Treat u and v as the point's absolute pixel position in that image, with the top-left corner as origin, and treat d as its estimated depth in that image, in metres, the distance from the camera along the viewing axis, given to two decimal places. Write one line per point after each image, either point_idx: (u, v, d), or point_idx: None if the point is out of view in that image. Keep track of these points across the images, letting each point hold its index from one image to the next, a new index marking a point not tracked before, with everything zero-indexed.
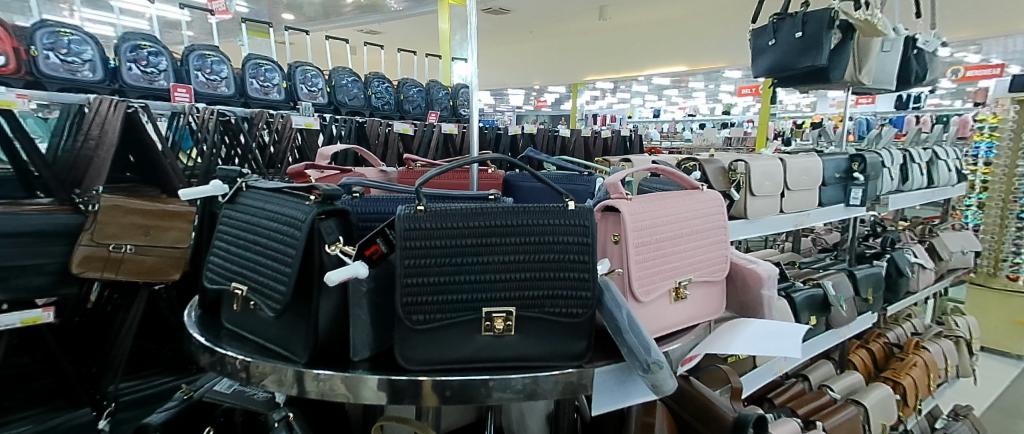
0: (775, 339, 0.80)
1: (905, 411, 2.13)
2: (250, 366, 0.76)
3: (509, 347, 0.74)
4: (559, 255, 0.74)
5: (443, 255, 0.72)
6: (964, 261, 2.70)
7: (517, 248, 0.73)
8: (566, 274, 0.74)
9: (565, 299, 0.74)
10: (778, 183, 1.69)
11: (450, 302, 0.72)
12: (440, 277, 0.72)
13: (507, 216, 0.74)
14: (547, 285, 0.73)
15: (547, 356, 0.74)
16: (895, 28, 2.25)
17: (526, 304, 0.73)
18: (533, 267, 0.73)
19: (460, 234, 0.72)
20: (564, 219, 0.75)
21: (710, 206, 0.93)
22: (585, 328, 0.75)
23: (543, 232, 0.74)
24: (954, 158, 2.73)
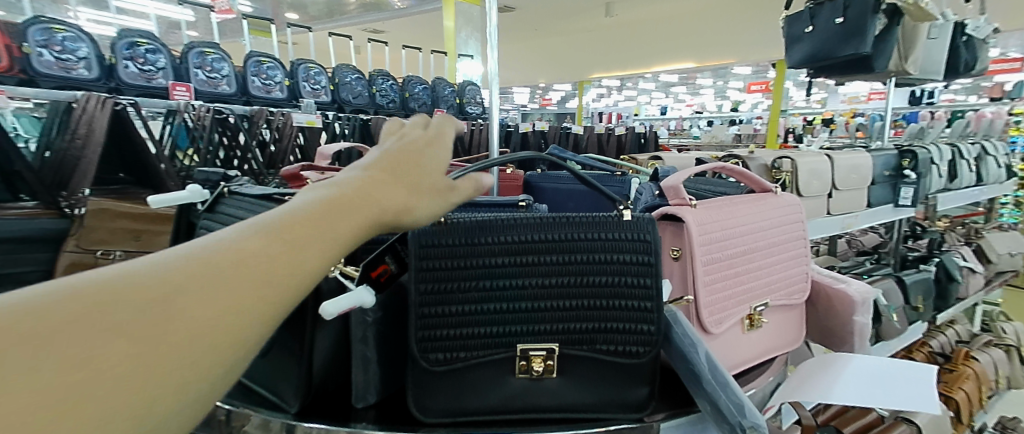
0: (893, 384, 0.62)
1: (960, 428, 1.95)
2: (229, 412, 0.59)
3: (550, 394, 0.58)
4: (615, 279, 0.58)
5: (470, 278, 0.56)
6: (1011, 264, 2.55)
7: (560, 271, 0.57)
8: (623, 304, 0.58)
9: (622, 333, 0.58)
10: (826, 182, 1.53)
11: (477, 338, 0.57)
12: (464, 307, 0.56)
13: (548, 228, 0.59)
14: (599, 317, 0.58)
15: (597, 404, 0.59)
16: (943, 14, 2.12)
17: (572, 340, 0.58)
18: (581, 294, 0.58)
19: (490, 251, 0.57)
20: (620, 233, 0.59)
21: (781, 215, 0.79)
22: (646, 371, 0.59)
23: (594, 249, 0.58)
24: (1002, 154, 2.59)
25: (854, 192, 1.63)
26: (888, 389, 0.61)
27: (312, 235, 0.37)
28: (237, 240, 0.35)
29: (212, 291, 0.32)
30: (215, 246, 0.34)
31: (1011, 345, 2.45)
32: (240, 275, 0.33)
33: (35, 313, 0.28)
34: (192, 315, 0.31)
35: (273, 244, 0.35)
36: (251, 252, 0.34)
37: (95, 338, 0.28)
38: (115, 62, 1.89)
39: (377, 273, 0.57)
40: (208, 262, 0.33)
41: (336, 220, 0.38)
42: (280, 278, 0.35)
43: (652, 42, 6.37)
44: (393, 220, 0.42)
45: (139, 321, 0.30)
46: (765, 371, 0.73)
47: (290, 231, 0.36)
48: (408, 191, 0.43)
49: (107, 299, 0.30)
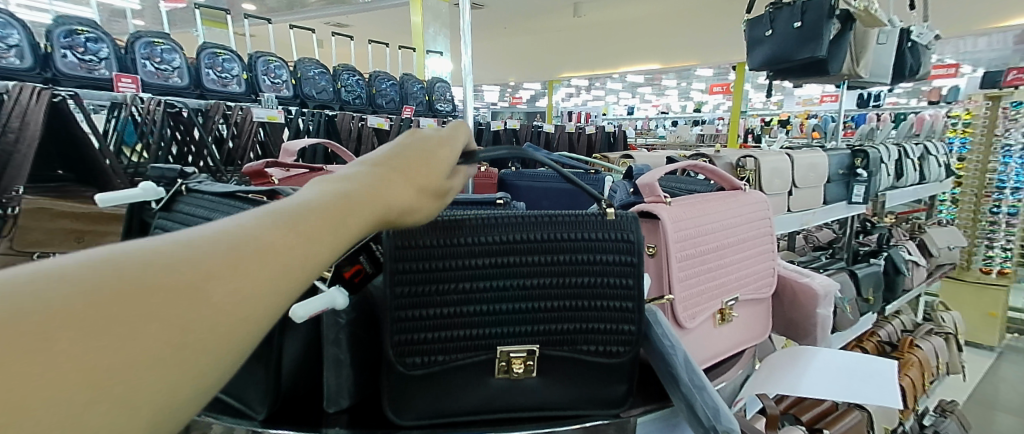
0: (861, 380, 0.64)
1: (905, 412, 2.06)
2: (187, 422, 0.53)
3: (530, 394, 0.57)
4: (598, 280, 0.57)
5: (447, 279, 0.54)
6: (950, 257, 2.72)
7: (544, 272, 0.56)
8: (605, 304, 0.58)
9: (604, 333, 0.58)
10: (786, 180, 1.58)
11: (455, 341, 0.55)
12: (442, 308, 0.54)
13: (529, 227, 0.57)
14: (581, 317, 0.57)
15: (577, 402, 0.59)
16: (891, 20, 2.22)
17: (553, 341, 0.57)
18: (564, 295, 0.57)
19: (470, 252, 0.55)
20: (603, 234, 0.59)
21: (748, 211, 0.81)
22: (626, 371, 0.59)
23: (577, 249, 0.57)
24: (943, 154, 2.76)
25: (812, 190, 1.70)
26: (856, 385, 0.63)
27: (336, 231, 0.34)
28: (271, 229, 0.31)
29: (245, 276, 0.29)
30: (236, 230, 0.30)
31: (950, 333, 2.60)
32: (268, 275, 0.30)
33: (39, 302, 0.23)
34: (222, 303, 0.28)
35: (301, 239, 0.32)
36: (282, 247, 0.31)
37: (108, 338, 0.24)
38: (51, 51, 1.77)
39: (353, 274, 0.54)
40: (231, 250, 0.29)
41: (356, 217, 0.36)
42: (307, 277, 0.32)
43: (617, 42, 6.46)
44: (394, 219, 0.40)
45: (156, 319, 0.25)
46: (733, 363, 0.75)
47: (314, 226, 0.33)
48: (417, 191, 0.42)
49: (132, 288, 0.25)
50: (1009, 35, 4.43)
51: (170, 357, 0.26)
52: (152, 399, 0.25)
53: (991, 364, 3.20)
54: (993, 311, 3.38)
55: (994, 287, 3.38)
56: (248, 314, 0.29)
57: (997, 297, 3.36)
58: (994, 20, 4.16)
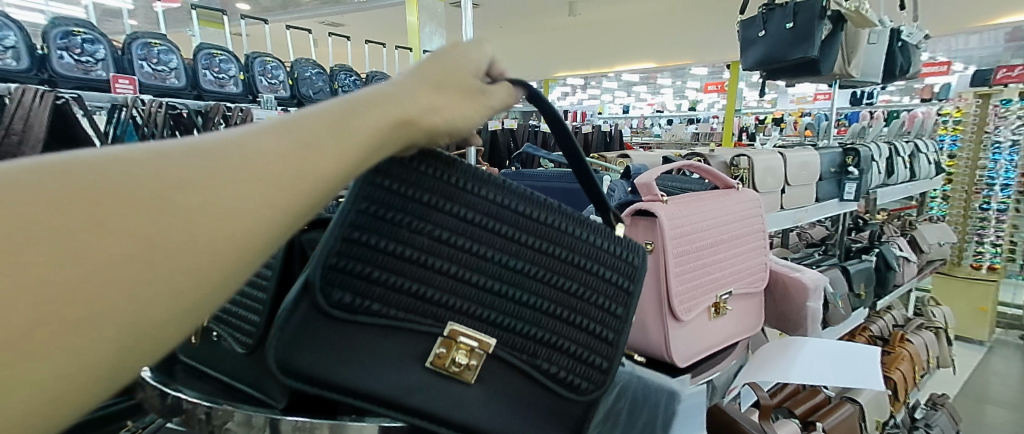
0: (845, 366, 0.68)
1: (897, 405, 2.10)
2: (210, 410, 0.55)
3: (458, 403, 0.47)
4: (585, 297, 0.54)
5: (433, 227, 0.47)
6: (940, 253, 2.77)
7: (534, 264, 0.51)
8: (585, 320, 0.54)
9: (570, 357, 0.53)
10: (779, 178, 1.61)
11: (407, 297, 0.46)
12: (412, 256, 0.47)
13: (533, 210, 0.52)
14: (554, 329, 0.52)
15: (503, 428, 0.49)
16: (881, 21, 2.27)
17: (516, 345, 0.50)
18: (546, 298, 0.52)
19: (467, 204, 0.49)
20: (606, 254, 0.56)
21: (740, 209, 0.84)
22: (575, 412, 0.53)
23: (574, 255, 0.54)
24: (933, 152, 2.81)
25: (804, 187, 1.74)
26: (841, 370, 0.67)
27: (312, 153, 0.35)
28: (237, 146, 0.33)
29: (224, 189, 0.31)
30: (218, 142, 0.33)
31: (940, 328, 2.65)
32: (219, 186, 0.31)
33: (29, 214, 0.26)
34: (198, 218, 0.30)
35: (262, 163, 0.33)
36: (240, 167, 0.32)
37: (69, 253, 0.27)
38: (48, 53, 1.78)
39: None
40: (204, 159, 0.32)
41: (338, 138, 0.36)
42: (276, 195, 0.33)
43: (612, 41, 6.50)
44: (413, 118, 0.40)
45: (130, 233, 0.28)
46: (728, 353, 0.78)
47: (282, 146, 0.34)
48: (435, 93, 0.41)
49: (92, 199, 0.28)
50: (998, 33, 4.49)
51: (140, 272, 0.28)
52: (131, 316, 0.28)
53: (982, 358, 3.25)
54: (983, 306, 3.43)
55: (984, 282, 3.44)
56: (207, 231, 0.30)
57: (986, 292, 3.42)
58: (983, 19, 4.22)
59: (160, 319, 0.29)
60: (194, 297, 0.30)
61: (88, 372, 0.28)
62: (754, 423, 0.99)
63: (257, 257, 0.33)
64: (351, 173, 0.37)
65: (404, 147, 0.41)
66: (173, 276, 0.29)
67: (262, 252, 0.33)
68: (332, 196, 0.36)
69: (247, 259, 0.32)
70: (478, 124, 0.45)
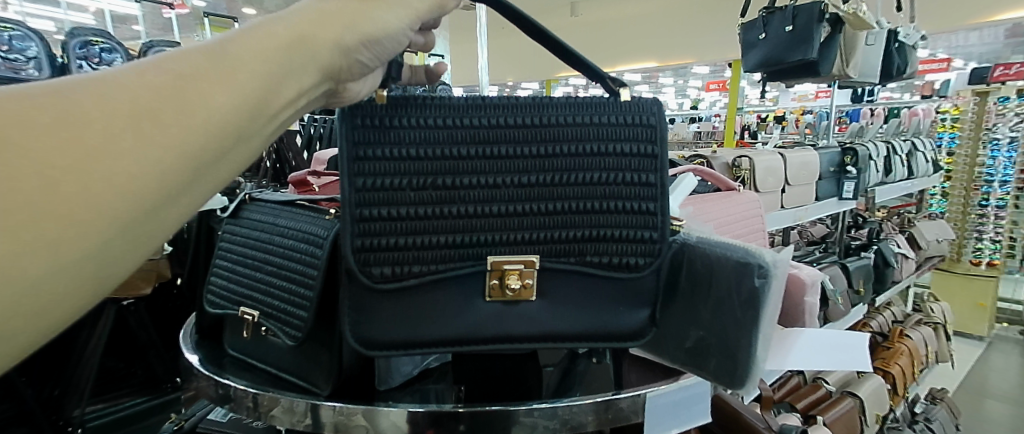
0: (838, 351, 0.77)
1: (895, 399, 2.14)
2: (256, 397, 0.58)
3: (529, 319, 0.55)
4: (612, 175, 0.55)
5: (427, 172, 0.52)
6: (939, 249, 2.83)
7: (540, 168, 0.54)
8: (620, 204, 0.56)
9: (618, 241, 0.56)
10: (779, 179, 1.67)
11: (437, 247, 0.52)
12: (415, 206, 0.52)
13: (520, 114, 0.54)
14: (592, 217, 0.55)
15: (585, 333, 0.56)
16: (879, 22, 2.33)
17: (556, 250, 0.55)
18: (568, 192, 0.54)
19: (450, 137, 0.52)
20: (619, 118, 0.56)
21: (741, 210, 0.91)
22: (647, 288, 0.57)
23: (579, 138, 0.55)
24: (930, 150, 2.85)
25: (804, 187, 1.79)
26: (834, 356, 0.77)
27: (194, 87, 0.35)
28: (100, 91, 0.33)
29: (107, 117, 0.32)
30: (86, 81, 0.33)
31: (938, 323, 2.71)
32: (94, 122, 0.31)
33: None
34: (93, 143, 0.31)
35: (136, 98, 0.33)
36: (110, 105, 0.32)
37: None
38: (68, 63, 1.85)
39: None
40: (74, 97, 0.32)
41: (221, 68, 0.37)
42: (172, 129, 0.33)
43: (614, 41, 6.53)
44: (300, 44, 0.41)
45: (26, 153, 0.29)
46: None
47: (163, 79, 0.34)
48: (321, 23, 0.42)
49: None
50: (998, 29, 4.51)
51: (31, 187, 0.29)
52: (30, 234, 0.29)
53: (982, 353, 3.29)
54: (982, 302, 3.48)
55: (983, 278, 3.48)
56: (97, 168, 0.31)
57: (986, 288, 3.47)
58: (982, 17, 4.26)
59: (73, 258, 0.30)
60: (106, 234, 0.31)
61: (28, 308, 0.29)
62: (758, 414, 1.04)
63: (172, 196, 0.34)
64: (258, 102, 0.38)
65: (321, 71, 0.42)
66: (69, 213, 0.30)
67: (173, 191, 0.34)
68: (245, 129, 0.37)
69: (156, 188, 0.33)
70: (398, 26, 0.46)
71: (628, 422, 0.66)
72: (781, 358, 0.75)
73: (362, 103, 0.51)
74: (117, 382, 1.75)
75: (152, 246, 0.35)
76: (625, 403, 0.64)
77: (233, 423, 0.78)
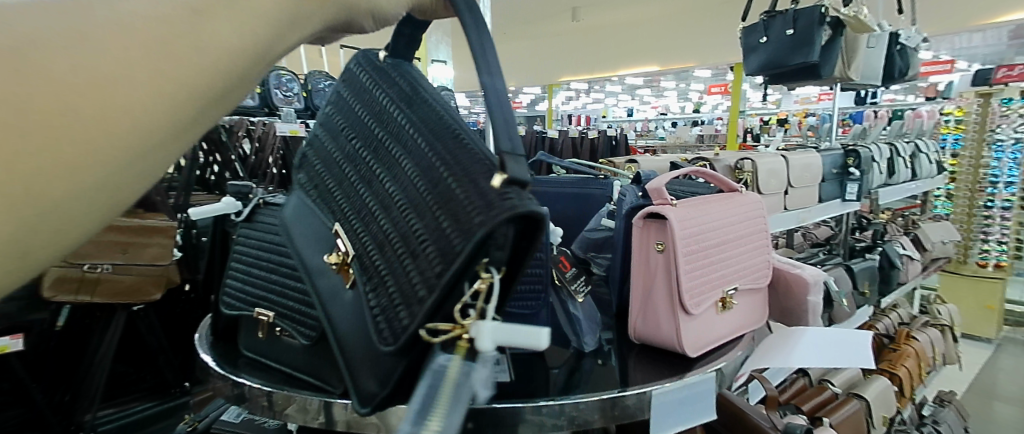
0: (836, 347, 0.80)
1: (903, 401, 2.12)
2: (271, 395, 0.60)
3: (327, 296, 0.47)
4: (428, 237, 0.38)
5: (355, 122, 0.49)
6: (944, 251, 2.82)
7: (398, 181, 0.42)
8: (416, 271, 0.38)
9: (391, 298, 0.39)
10: (782, 181, 1.68)
11: (324, 202, 0.50)
12: (336, 149, 0.50)
13: (420, 118, 0.42)
14: (390, 265, 0.40)
15: (343, 345, 0.45)
16: (880, 25, 2.34)
17: (363, 266, 0.43)
18: (394, 221, 0.41)
19: (378, 101, 0.47)
20: (473, 198, 0.36)
21: (742, 211, 0.93)
22: (394, 367, 0.39)
23: (438, 181, 0.39)
24: (933, 151, 2.86)
25: (807, 189, 1.80)
26: (834, 352, 0.80)
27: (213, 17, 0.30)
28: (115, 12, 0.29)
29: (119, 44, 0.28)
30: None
31: (946, 325, 2.70)
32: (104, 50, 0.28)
33: None
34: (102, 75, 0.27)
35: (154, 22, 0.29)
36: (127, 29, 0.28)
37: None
38: None
39: None
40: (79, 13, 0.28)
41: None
42: (190, 60, 0.29)
43: (616, 47, 6.56)
44: None
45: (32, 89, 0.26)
46: (736, 345, 0.85)
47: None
48: None
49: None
50: (1001, 31, 4.51)
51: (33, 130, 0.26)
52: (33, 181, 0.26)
53: (990, 356, 3.27)
54: (990, 304, 3.46)
55: (989, 280, 3.47)
56: (106, 101, 0.27)
57: (993, 290, 3.45)
58: (984, 18, 4.27)
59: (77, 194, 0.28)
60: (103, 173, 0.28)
61: (41, 245, 0.28)
62: (763, 414, 1.05)
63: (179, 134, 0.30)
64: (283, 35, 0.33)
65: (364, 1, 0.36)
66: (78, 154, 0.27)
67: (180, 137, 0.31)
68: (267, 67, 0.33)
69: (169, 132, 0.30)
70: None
71: (634, 419, 0.67)
72: (787, 356, 0.77)
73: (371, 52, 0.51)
74: (128, 388, 1.77)
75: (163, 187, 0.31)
76: (631, 400, 0.66)
77: (246, 423, 0.79)
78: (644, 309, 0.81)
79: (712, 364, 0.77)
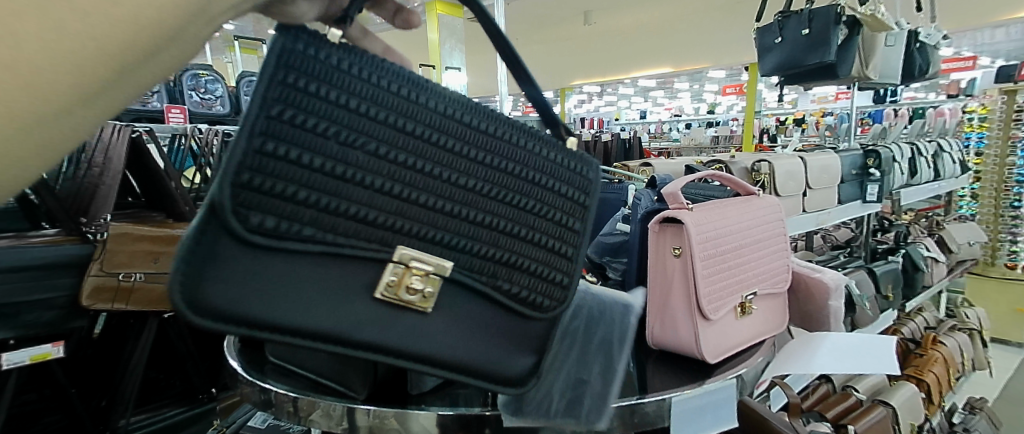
0: (862, 354, 0.78)
1: (931, 409, 2.06)
2: (296, 401, 0.61)
3: (428, 335, 0.44)
4: (549, 206, 0.50)
5: (365, 131, 0.41)
6: (971, 253, 2.76)
7: (486, 175, 0.47)
8: (544, 242, 0.50)
9: (530, 275, 0.49)
10: (800, 182, 1.65)
11: (343, 236, 0.40)
12: (320, 167, 0.40)
13: (475, 117, 0.47)
14: (509, 245, 0.48)
15: (464, 363, 0.46)
16: (899, 23, 2.29)
17: (469, 264, 0.46)
18: (495, 208, 0.47)
19: (388, 102, 0.43)
20: (568, 161, 0.53)
21: (760, 215, 0.92)
22: (537, 332, 0.51)
23: (527, 159, 0.50)
24: (956, 150, 2.80)
25: (826, 190, 1.77)
26: (860, 359, 0.78)
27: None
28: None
29: None
30: None
31: (974, 329, 2.62)
32: None
33: None
34: None
35: None
36: None
37: None
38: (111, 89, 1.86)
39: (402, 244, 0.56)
40: None
41: None
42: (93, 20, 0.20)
43: (629, 50, 6.54)
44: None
45: None
46: (756, 351, 0.85)
47: None
48: None
49: None
50: None
51: None
52: None
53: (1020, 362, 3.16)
54: (1020, 307, 3.35)
55: (1019, 282, 3.38)
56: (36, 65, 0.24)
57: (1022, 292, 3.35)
58: (1008, 13, 4.17)
59: None
60: None
61: None
62: (788, 422, 1.02)
63: None
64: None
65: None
66: None
67: None
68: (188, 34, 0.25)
69: None
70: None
71: (654, 427, 0.66)
72: (808, 361, 0.76)
73: (302, 31, 0.40)
74: (159, 393, 1.80)
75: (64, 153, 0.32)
76: (651, 407, 0.65)
77: (271, 428, 0.81)
78: (662, 314, 0.80)
79: (730, 370, 0.76)
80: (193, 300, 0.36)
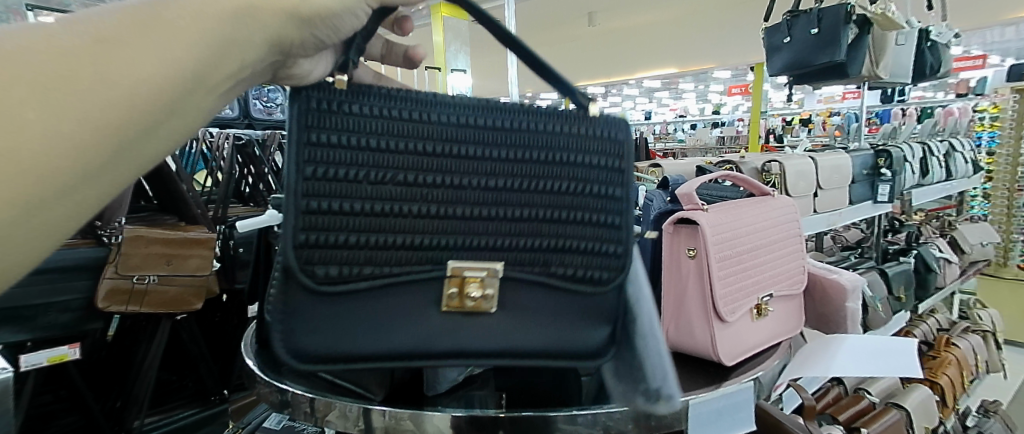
0: (882, 357, 0.77)
1: (945, 412, 2.04)
2: (313, 402, 0.61)
3: (494, 335, 0.48)
4: (585, 185, 0.50)
5: (387, 164, 0.45)
6: (983, 253, 2.73)
7: (510, 170, 0.48)
8: (588, 219, 0.50)
9: (582, 254, 0.50)
10: (811, 183, 1.64)
11: (397, 261, 0.45)
12: (366, 203, 0.44)
13: (493, 115, 0.48)
14: (557, 231, 0.50)
15: (546, 348, 0.49)
16: (909, 22, 2.27)
17: (517, 260, 0.48)
18: (533, 200, 0.49)
19: (401, 131, 0.45)
20: (591, 129, 0.51)
21: (775, 216, 0.91)
22: (607, 306, 0.51)
23: (551, 144, 0.49)
24: (968, 150, 2.77)
25: (837, 191, 1.76)
26: (878, 363, 0.76)
27: (121, 46, 0.33)
28: (32, 30, 0.32)
29: None
30: None
31: (988, 331, 2.59)
32: None
33: None
34: None
35: None
36: None
37: None
38: None
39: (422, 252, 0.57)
40: None
41: None
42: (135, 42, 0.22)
43: (633, 51, 6.53)
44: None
45: None
46: (772, 353, 0.84)
47: None
48: None
49: None
50: None
51: None
52: None
53: None
54: None
55: None
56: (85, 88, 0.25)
57: None
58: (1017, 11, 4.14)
59: None
60: None
61: None
62: (803, 424, 1.02)
63: None
64: None
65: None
66: None
67: None
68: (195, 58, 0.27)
69: None
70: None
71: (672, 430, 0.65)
72: (826, 364, 0.75)
73: (317, 85, 0.44)
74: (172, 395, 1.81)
75: (74, 226, 0.34)
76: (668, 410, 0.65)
77: (286, 429, 0.81)
78: (678, 316, 0.80)
79: (747, 373, 0.75)
80: (296, 351, 0.44)
